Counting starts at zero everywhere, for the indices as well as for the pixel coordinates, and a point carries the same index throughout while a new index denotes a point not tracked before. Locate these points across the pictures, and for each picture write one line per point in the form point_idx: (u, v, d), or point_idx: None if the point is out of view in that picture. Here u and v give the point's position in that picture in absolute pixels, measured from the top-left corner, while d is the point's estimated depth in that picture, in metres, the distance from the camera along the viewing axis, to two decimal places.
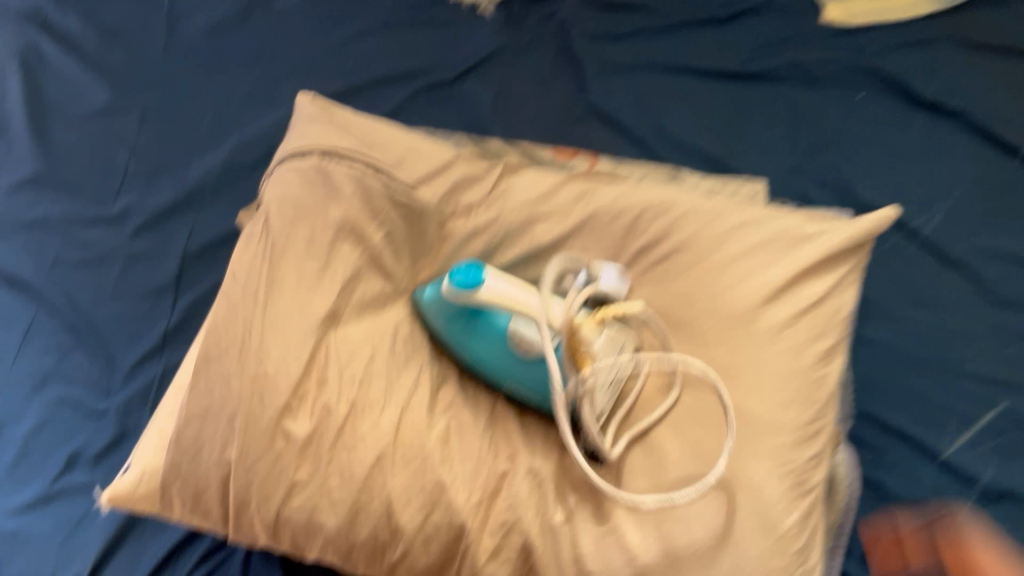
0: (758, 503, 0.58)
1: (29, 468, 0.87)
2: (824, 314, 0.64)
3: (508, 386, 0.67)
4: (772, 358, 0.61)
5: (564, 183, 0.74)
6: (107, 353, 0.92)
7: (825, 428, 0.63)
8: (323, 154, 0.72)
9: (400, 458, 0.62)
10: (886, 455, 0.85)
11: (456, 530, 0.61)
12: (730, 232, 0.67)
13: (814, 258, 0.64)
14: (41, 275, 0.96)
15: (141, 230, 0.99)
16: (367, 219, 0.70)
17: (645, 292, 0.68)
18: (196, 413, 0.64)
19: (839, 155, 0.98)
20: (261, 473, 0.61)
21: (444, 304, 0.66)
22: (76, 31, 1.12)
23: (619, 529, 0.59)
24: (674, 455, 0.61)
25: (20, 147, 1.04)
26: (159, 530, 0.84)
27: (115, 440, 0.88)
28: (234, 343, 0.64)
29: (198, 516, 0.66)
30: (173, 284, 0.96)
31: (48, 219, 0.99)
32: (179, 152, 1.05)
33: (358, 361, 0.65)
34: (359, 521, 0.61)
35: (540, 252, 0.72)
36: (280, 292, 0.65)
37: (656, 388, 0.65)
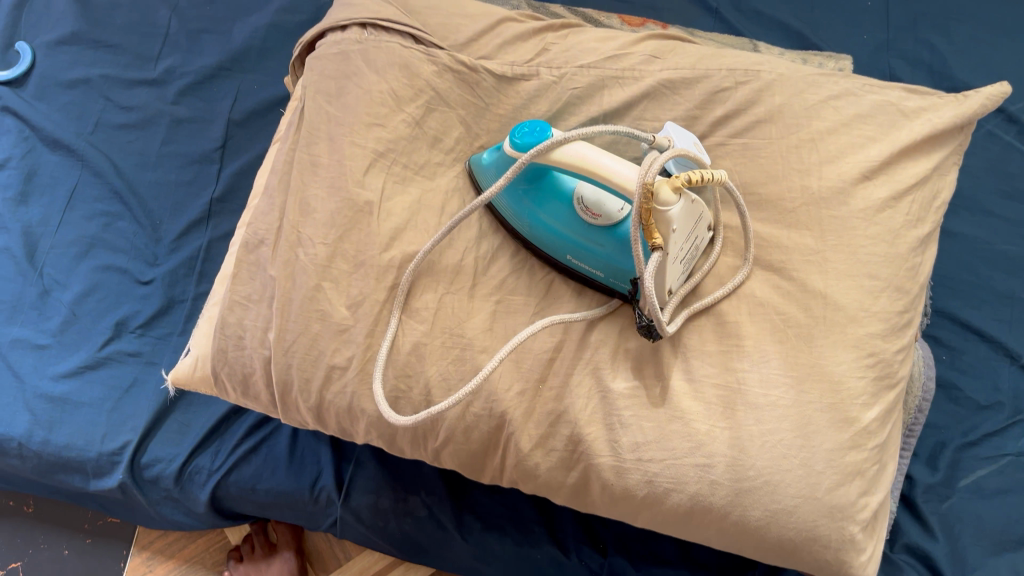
0: (838, 394, 0.54)
1: (73, 335, 0.86)
2: (923, 196, 0.61)
3: (568, 255, 0.62)
4: (867, 239, 0.58)
5: (640, 41, 0.70)
6: (153, 221, 0.91)
7: (914, 322, 0.59)
8: (364, 26, 0.67)
9: (439, 345, 0.58)
10: (963, 355, 0.81)
11: (498, 419, 0.57)
12: (825, 104, 0.63)
13: (919, 135, 0.61)
14: (83, 138, 0.95)
15: (185, 93, 0.97)
16: (425, 66, 0.66)
17: (727, 163, 0.63)
18: (240, 298, 0.61)
19: (934, 32, 0.94)
20: (302, 349, 0.58)
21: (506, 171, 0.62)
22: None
23: (684, 415, 0.55)
24: (752, 340, 0.57)
25: (58, 2, 1.02)
26: (206, 404, 0.83)
27: (161, 309, 0.88)
28: (272, 228, 0.62)
29: (251, 399, 0.63)
30: (219, 151, 0.95)
31: (89, 80, 0.98)
32: (224, 8, 1.02)
33: (409, 226, 0.62)
34: (401, 407, 0.58)
35: (607, 114, 0.66)
36: (340, 142, 0.62)
37: (730, 266, 0.61)
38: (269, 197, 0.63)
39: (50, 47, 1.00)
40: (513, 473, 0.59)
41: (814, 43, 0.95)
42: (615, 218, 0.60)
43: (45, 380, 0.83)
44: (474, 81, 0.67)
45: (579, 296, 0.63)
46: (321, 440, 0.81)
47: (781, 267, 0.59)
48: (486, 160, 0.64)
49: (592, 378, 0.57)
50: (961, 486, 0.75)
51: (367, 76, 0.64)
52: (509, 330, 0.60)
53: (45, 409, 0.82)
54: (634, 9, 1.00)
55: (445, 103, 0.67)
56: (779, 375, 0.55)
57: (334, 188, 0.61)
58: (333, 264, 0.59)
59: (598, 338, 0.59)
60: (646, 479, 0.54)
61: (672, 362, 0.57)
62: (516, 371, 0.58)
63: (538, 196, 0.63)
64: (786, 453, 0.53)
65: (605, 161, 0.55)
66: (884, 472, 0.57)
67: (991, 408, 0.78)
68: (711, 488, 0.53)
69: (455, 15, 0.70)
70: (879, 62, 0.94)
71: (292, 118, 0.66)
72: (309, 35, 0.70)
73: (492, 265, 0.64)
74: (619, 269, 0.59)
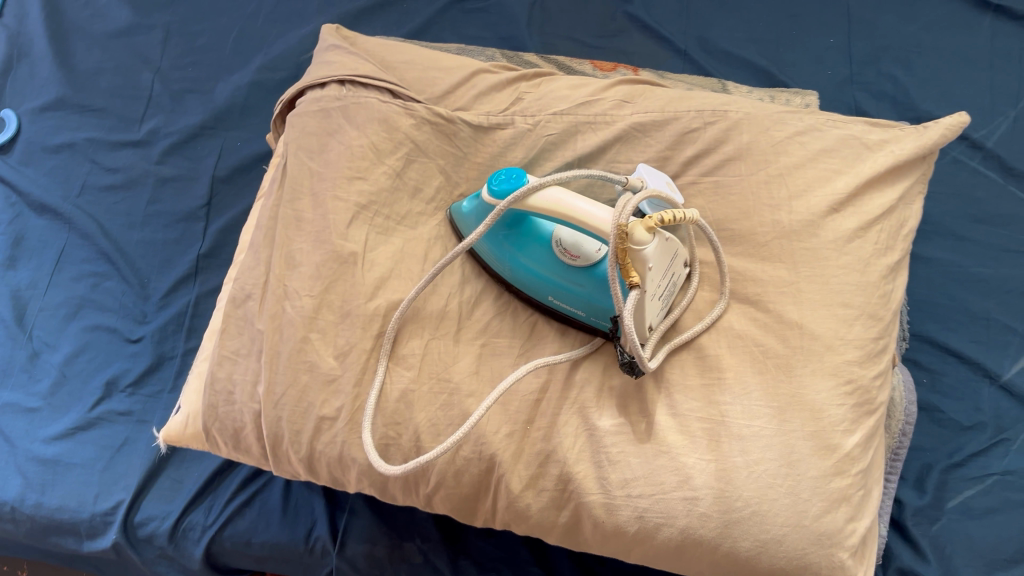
0: (819, 422, 0.55)
1: (64, 397, 0.87)
2: (890, 225, 0.62)
3: (550, 296, 0.63)
4: (839, 269, 0.59)
5: (611, 87, 0.73)
6: (141, 280, 0.92)
7: (889, 347, 0.60)
8: (342, 83, 0.69)
9: (426, 392, 0.59)
10: (944, 377, 0.82)
11: (487, 462, 0.58)
12: (792, 140, 0.65)
13: (883, 167, 0.63)
14: (70, 202, 0.96)
15: (169, 153, 0.99)
16: (403, 119, 0.68)
17: (698, 202, 0.65)
18: (230, 353, 0.62)
19: (896, 65, 0.98)
20: (292, 401, 0.59)
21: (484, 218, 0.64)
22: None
23: (670, 449, 0.56)
24: (732, 373, 0.58)
25: (42, 69, 1.04)
26: (198, 459, 0.84)
27: (151, 367, 0.88)
28: (259, 283, 0.63)
29: (242, 452, 0.64)
30: (204, 208, 0.96)
31: (75, 144, 0.99)
32: (206, 69, 1.05)
33: (394, 274, 0.63)
34: (392, 453, 0.58)
35: (582, 158, 0.68)
36: (323, 197, 0.64)
37: (707, 300, 0.63)
38: (255, 252, 0.64)
39: (35, 114, 1.01)
40: (505, 515, 0.60)
41: (782, 81, 0.98)
42: (593, 259, 0.61)
43: (37, 443, 0.84)
44: (452, 132, 0.69)
45: (562, 336, 0.64)
46: (314, 490, 0.82)
47: (757, 299, 0.60)
48: (466, 208, 0.65)
49: (579, 417, 0.58)
50: (951, 507, 0.76)
51: (348, 132, 0.66)
52: (495, 373, 0.61)
53: (38, 472, 0.82)
54: (607, 53, 1.03)
55: (424, 153, 0.68)
56: (760, 406, 0.56)
57: (319, 242, 0.62)
58: (320, 316, 0.60)
59: (583, 377, 0.60)
60: (636, 515, 0.55)
61: (655, 398, 0.58)
62: (503, 413, 0.59)
63: (518, 240, 0.64)
64: (772, 483, 0.54)
65: (580, 205, 0.56)
66: (870, 498, 0.57)
67: (975, 428, 0.79)
68: (700, 521, 0.53)
69: (430, 69, 0.72)
70: (845, 95, 0.97)
71: (276, 174, 0.67)
72: (289, 94, 0.72)
73: (476, 309, 0.65)
74: (600, 308, 0.61)
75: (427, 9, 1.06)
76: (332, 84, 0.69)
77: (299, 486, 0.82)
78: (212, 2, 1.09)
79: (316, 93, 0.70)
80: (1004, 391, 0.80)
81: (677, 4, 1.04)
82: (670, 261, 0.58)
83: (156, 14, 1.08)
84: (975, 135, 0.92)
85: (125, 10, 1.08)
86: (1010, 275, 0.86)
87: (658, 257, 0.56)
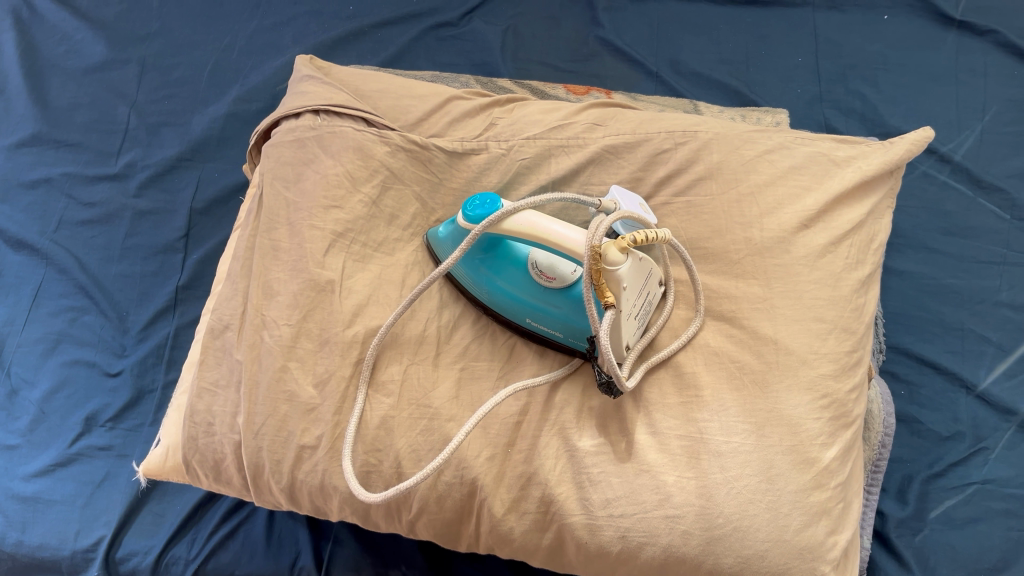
0: (797, 436, 0.56)
1: (43, 434, 0.86)
2: (860, 240, 0.63)
3: (528, 318, 0.63)
4: (811, 284, 0.60)
5: (582, 110, 0.74)
6: (119, 313, 0.92)
7: (864, 360, 0.61)
8: (317, 112, 0.69)
9: (407, 418, 0.59)
10: (922, 389, 0.83)
11: (469, 486, 0.58)
12: (761, 158, 0.66)
13: (850, 182, 0.64)
14: (47, 237, 0.96)
15: (147, 186, 0.99)
16: (378, 147, 0.68)
17: (671, 222, 0.66)
18: (208, 385, 0.62)
19: (863, 83, 1.00)
20: (272, 431, 0.59)
21: (461, 245, 0.64)
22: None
23: (651, 468, 0.56)
24: (709, 390, 0.58)
25: (17, 105, 1.04)
26: (180, 492, 0.83)
27: (131, 401, 0.88)
28: (236, 314, 0.63)
29: (223, 484, 0.63)
30: (183, 240, 0.96)
31: (51, 179, 0.99)
32: (182, 102, 1.05)
33: (371, 301, 0.64)
34: (373, 480, 0.58)
35: (556, 181, 0.69)
36: (299, 226, 0.64)
37: (682, 318, 0.63)
38: (232, 282, 0.64)
39: (11, 150, 1.01)
40: (488, 539, 0.60)
41: (753, 100, 1.00)
42: (569, 280, 0.61)
43: (17, 481, 0.83)
44: (426, 158, 0.70)
45: (541, 358, 0.64)
46: (298, 520, 0.81)
47: (732, 316, 0.61)
48: (442, 233, 0.65)
49: (559, 438, 0.58)
50: (933, 517, 0.77)
51: (324, 161, 0.67)
52: (475, 398, 0.61)
53: (18, 510, 0.82)
54: (580, 77, 1.05)
55: (399, 180, 0.69)
56: (738, 421, 0.56)
57: (296, 270, 0.62)
58: (298, 344, 0.60)
59: (562, 398, 0.61)
60: (619, 535, 0.55)
61: (634, 417, 0.59)
62: (484, 437, 0.59)
63: (494, 263, 0.64)
64: (752, 498, 0.54)
65: (555, 228, 0.56)
66: (850, 510, 0.57)
67: (953, 438, 0.80)
68: (682, 538, 0.54)
69: (404, 97, 0.73)
70: (814, 113, 0.99)
71: (252, 205, 0.67)
72: (264, 124, 0.72)
73: (455, 333, 0.66)
74: (577, 328, 0.61)
75: (401, 38, 1.07)
76: (305, 113, 0.69)
77: (284, 516, 0.81)
78: (188, 36, 1.09)
79: (289, 123, 0.71)
80: (980, 401, 0.81)
81: (647, 27, 1.06)
82: (645, 285, 0.59)
83: (131, 48, 1.08)
84: (942, 149, 0.94)
85: (100, 44, 1.08)
86: (982, 286, 0.87)
87: (634, 283, 0.57)
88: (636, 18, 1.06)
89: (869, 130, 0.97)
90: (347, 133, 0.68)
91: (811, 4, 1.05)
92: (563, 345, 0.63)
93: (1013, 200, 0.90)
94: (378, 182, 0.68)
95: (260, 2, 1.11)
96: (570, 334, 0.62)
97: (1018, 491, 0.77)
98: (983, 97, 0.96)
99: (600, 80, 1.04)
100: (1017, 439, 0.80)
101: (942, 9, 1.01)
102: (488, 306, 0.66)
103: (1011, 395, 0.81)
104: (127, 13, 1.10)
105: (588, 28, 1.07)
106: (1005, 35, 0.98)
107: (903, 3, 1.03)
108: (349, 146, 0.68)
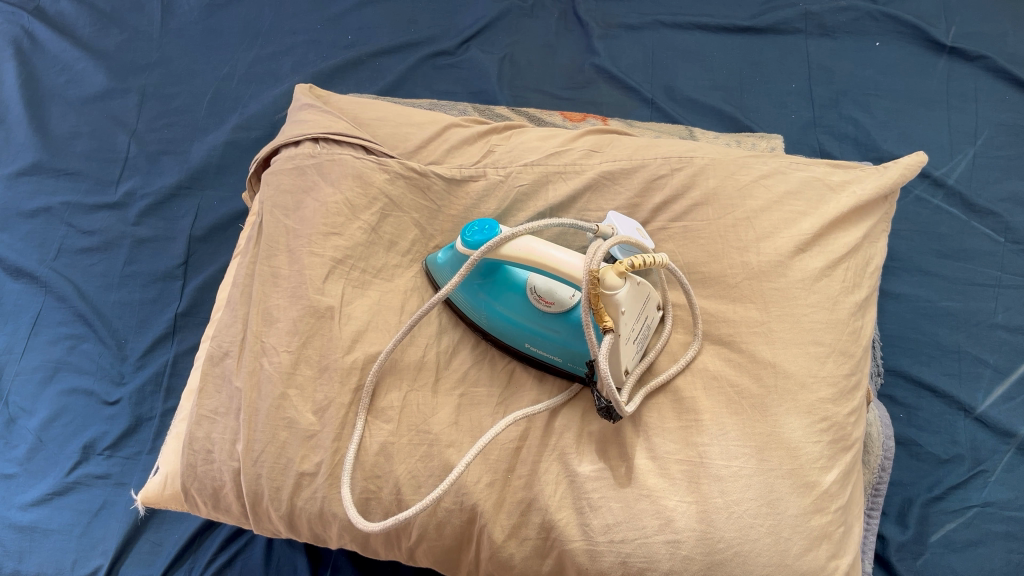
0: (797, 460, 0.55)
1: (41, 462, 0.86)
2: (857, 262, 0.64)
3: (526, 343, 0.63)
4: (809, 308, 0.61)
5: (579, 137, 0.75)
6: (118, 340, 0.92)
7: (862, 384, 0.61)
8: (316, 140, 0.70)
9: (406, 444, 0.59)
10: (920, 412, 0.83)
11: (469, 512, 0.58)
12: (757, 183, 0.67)
13: (846, 207, 0.65)
14: (46, 265, 0.96)
15: (146, 214, 1.00)
16: (377, 174, 0.69)
17: (669, 246, 0.67)
18: (208, 412, 0.62)
19: (856, 108, 1.01)
20: (271, 458, 0.58)
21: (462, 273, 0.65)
22: (70, 14, 1.13)
23: (651, 493, 0.56)
24: (708, 414, 0.58)
25: (17, 135, 1.04)
26: (177, 520, 0.83)
27: (129, 429, 0.88)
28: (236, 341, 0.63)
29: (222, 511, 0.63)
30: (181, 268, 0.97)
31: (51, 208, 1.00)
32: (182, 130, 1.06)
33: (370, 328, 0.64)
34: (372, 508, 0.58)
35: (554, 207, 0.70)
36: (299, 254, 0.64)
37: (681, 342, 0.64)
38: (232, 310, 0.64)
39: (10, 179, 1.02)
40: (488, 566, 0.59)
41: (747, 125, 1.01)
42: (566, 304, 0.62)
43: (14, 509, 0.84)
44: (425, 186, 0.70)
45: (540, 384, 0.64)
46: (296, 548, 0.80)
47: (730, 340, 0.61)
48: (441, 259, 0.65)
49: (559, 463, 0.58)
50: (933, 541, 0.77)
51: (323, 189, 0.67)
52: (474, 424, 0.61)
53: (15, 540, 0.82)
54: (577, 104, 1.06)
55: (398, 207, 0.69)
56: (738, 445, 0.56)
57: (295, 297, 0.63)
58: (298, 371, 0.60)
59: (562, 423, 0.61)
60: (620, 560, 0.54)
61: (634, 441, 0.58)
62: (483, 463, 0.59)
63: (493, 288, 0.65)
64: (753, 522, 0.54)
65: (553, 253, 0.56)
66: (851, 533, 0.57)
67: (952, 460, 0.80)
68: (683, 563, 0.53)
69: (402, 125, 0.74)
70: (809, 138, 1.00)
71: (251, 232, 0.68)
72: (263, 152, 0.73)
73: (454, 358, 0.66)
74: (576, 353, 0.61)
75: (399, 66, 1.08)
76: (307, 140, 0.70)
77: (281, 543, 0.81)
78: (188, 65, 1.10)
79: (290, 147, 0.70)
80: (979, 423, 0.81)
81: (642, 54, 1.07)
82: (643, 315, 0.59)
83: (132, 77, 1.09)
84: (934, 172, 0.95)
85: (101, 74, 1.09)
86: (978, 308, 0.87)
87: (632, 320, 0.57)
88: (631, 46, 1.08)
89: (863, 153, 0.98)
90: (348, 163, 0.68)
91: (803, 31, 1.06)
92: (562, 368, 0.63)
93: (1007, 223, 0.91)
94: (377, 208, 0.68)
95: (259, 32, 1.12)
96: (567, 358, 0.62)
97: (1017, 514, 0.77)
98: (974, 121, 0.98)
99: (596, 105, 1.05)
100: (1016, 462, 0.80)
101: (932, 35, 1.03)
102: (490, 334, 0.66)
103: (1008, 417, 0.81)
104: (127, 43, 1.11)
105: (584, 56, 1.09)
106: (995, 61, 0.99)
107: (894, 29, 1.05)
108: (352, 173, 0.68)
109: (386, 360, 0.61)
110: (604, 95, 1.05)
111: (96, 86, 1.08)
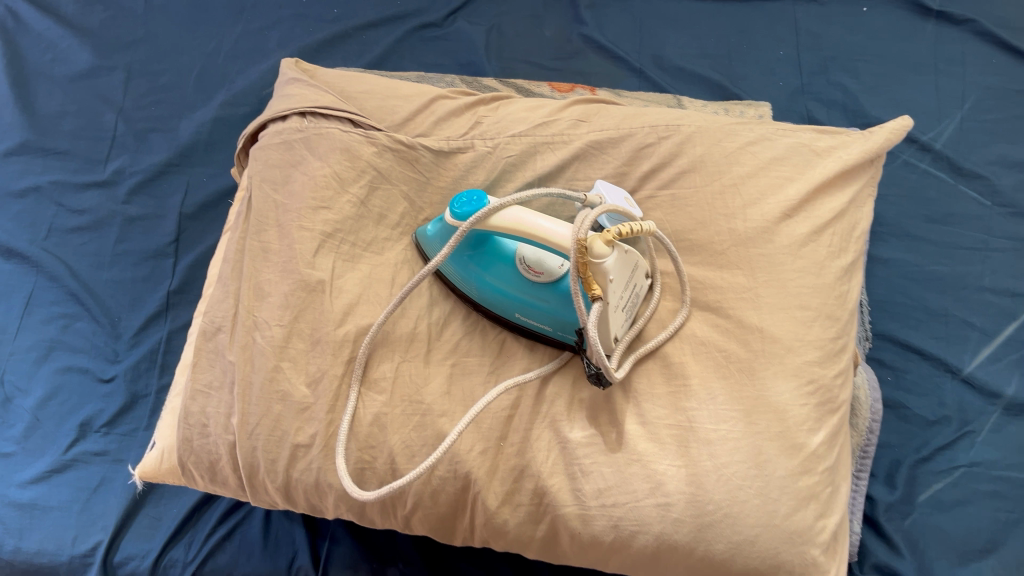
0: (784, 422, 0.56)
1: (39, 440, 0.87)
2: (844, 227, 0.65)
3: (517, 313, 0.64)
4: (795, 273, 0.61)
5: (566, 107, 0.75)
6: (111, 319, 0.92)
7: (849, 347, 0.62)
8: (303, 114, 0.70)
9: (400, 414, 0.60)
10: (908, 374, 0.84)
11: (463, 480, 0.58)
12: (744, 150, 0.67)
13: (832, 172, 0.65)
14: (36, 245, 0.96)
15: (136, 192, 1.00)
16: (366, 147, 0.69)
17: (657, 214, 0.67)
18: (202, 387, 0.63)
19: (844, 74, 1.01)
20: (266, 431, 0.59)
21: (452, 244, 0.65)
22: None
23: (641, 457, 0.56)
24: (697, 379, 0.59)
25: (3, 114, 1.04)
26: (176, 495, 0.84)
27: (126, 406, 0.88)
28: (228, 316, 0.63)
29: (218, 484, 0.64)
30: (172, 246, 0.97)
31: (40, 188, 1.00)
32: (170, 107, 1.06)
33: (362, 300, 0.64)
34: (367, 478, 0.59)
35: (542, 177, 0.70)
36: (289, 228, 0.64)
37: (669, 309, 0.64)
38: (223, 285, 0.65)
39: None
40: (482, 532, 0.60)
41: (735, 93, 1.01)
42: (556, 274, 0.62)
43: (13, 487, 0.84)
44: (413, 158, 0.70)
45: (531, 352, 0.65)
46: (294, 520, 0.82)
47: (718, 306, 0.62)
48: (430, 231, 0.66)
49: (551, 430, 0.59)
50: (921, 501, 0.78)
51: (311, 163, 0.67)
52: (466, 393, 0.61)
53: (15, 517, 0.82)
54: (565, 75, 1.05)
55: (387, 180, 0.69)
56: (727, 410, 0.57)
57: (286, 271, 0.63)
58: (290, 344, 0.61)
59: (553, 391, 0.61)
60: (611, 523, 0.55)
61: (624, 408, 0.59)
62: (476, 432, 0.59)
63: (483, 259, 0.65)
64: (741, 484, 0.54)
65: (541, 223, 0.56)
66: (839, 494, 0.58)
67: (940, 422, 0.81)
68: (674, 525, 0.54)
69: (389, 98, 0.74)
70: (797, 105, 1.00)
71: (241, 208, 0.68)
72: (251, 127, 0.73)
73: (445, 329, 0.66)
74: (565, 321, 0.62)
75: (386, 39, 1.08)
76: (295, 114, 0.70)
77: (280, 517, 0.82)
78: (174, 42, 1.10)
79: (278, 122, 0.70)
80: (966, 385, 0.82)
81: (630, 24, 1.07)
82: (631, 282, 0.60)
83: (117, 55, 1.09)
84: (921, 137, 0.96)
85: (86, 52, 1.08)
86: (965, 272, 0.88)
87: (620, 288, 0.58)
88: (619, 16, 1.08)
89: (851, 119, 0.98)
90: (336, 137, 0.68)
91: None
92: (552, 337, 0.64)
93: (994, 187, 0.91)
94: (366, 181, 0.68)
95: (245, 7, 1.12)
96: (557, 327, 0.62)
97: (1004, 473, 0.79)
98: (962, 85, 0.98)
99: (585, 74, 1.05)
100: (1003, 422, 0.81)
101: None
102: (482, 305, 0.66)
103: (995, 378, 0.82)
104: (112, 20, 1.11)
105: (571, 26, 1.08)
106: (983, 24, 0.99)
107: None
108: (340, 146, 0.68)
109: (377, 332, 0.62)
110: (592, 64, 1.05)
111: (81, 64, 1.08)
